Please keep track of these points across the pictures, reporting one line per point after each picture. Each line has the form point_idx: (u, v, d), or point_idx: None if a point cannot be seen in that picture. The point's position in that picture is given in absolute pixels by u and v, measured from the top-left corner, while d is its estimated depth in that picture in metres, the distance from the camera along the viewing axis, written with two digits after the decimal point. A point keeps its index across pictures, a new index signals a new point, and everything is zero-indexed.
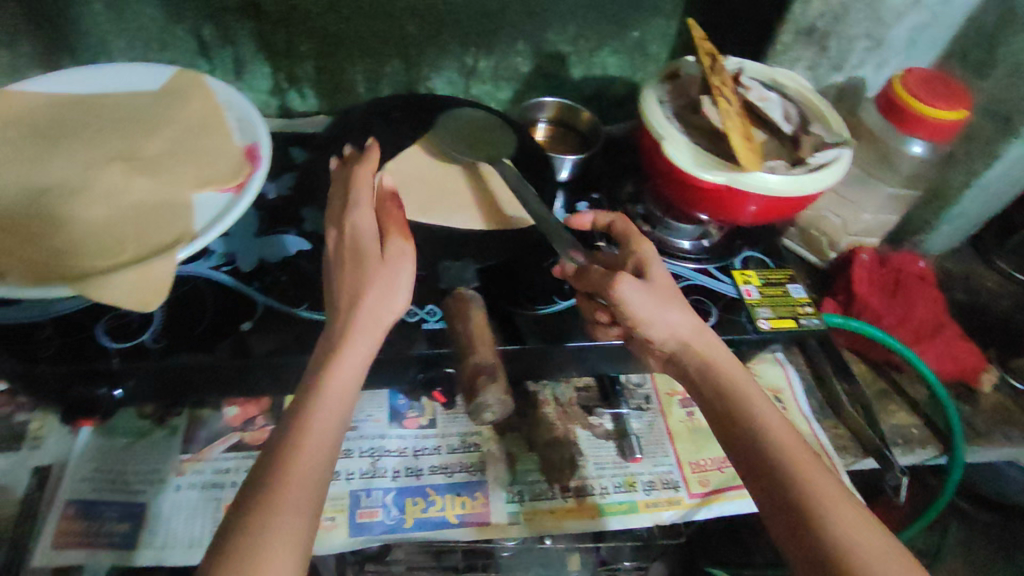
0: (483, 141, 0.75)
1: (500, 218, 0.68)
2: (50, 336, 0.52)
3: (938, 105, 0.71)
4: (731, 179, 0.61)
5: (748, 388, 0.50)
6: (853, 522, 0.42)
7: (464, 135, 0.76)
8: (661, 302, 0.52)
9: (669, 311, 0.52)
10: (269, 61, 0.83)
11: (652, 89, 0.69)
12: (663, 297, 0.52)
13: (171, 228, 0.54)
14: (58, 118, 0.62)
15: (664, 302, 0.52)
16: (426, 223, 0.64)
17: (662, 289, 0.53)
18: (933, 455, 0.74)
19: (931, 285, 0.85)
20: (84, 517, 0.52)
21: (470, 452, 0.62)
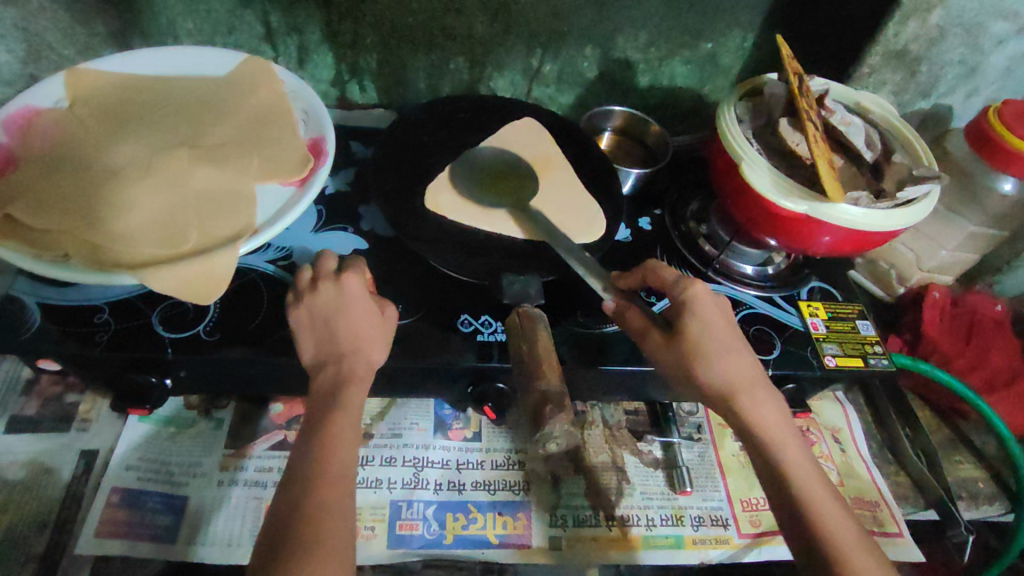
0: (505, 181, 0.67)
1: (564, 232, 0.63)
2: (107, 320, 0.52)
3: None
4: (812, 208, 0.57)
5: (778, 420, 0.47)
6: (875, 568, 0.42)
7: (492, 168, 0.68)
8: (705, 355, 0.48)
9: (715, 364, 0.48)
10: (333, 52, 0.81)
11: (731, 107, 0.66)
12: (710, 347, 0.48)
13: (233, 220, 0.54)
14: (126, 101, 0.62)
15: (709, 355, 0.48)
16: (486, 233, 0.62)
17: (724, 323, 0.49)
18: (999, 513, 0.70)
19: (1008, 330, 0.80)
20: (128, 507, 0.52)
21: (514, 470, 0.60)
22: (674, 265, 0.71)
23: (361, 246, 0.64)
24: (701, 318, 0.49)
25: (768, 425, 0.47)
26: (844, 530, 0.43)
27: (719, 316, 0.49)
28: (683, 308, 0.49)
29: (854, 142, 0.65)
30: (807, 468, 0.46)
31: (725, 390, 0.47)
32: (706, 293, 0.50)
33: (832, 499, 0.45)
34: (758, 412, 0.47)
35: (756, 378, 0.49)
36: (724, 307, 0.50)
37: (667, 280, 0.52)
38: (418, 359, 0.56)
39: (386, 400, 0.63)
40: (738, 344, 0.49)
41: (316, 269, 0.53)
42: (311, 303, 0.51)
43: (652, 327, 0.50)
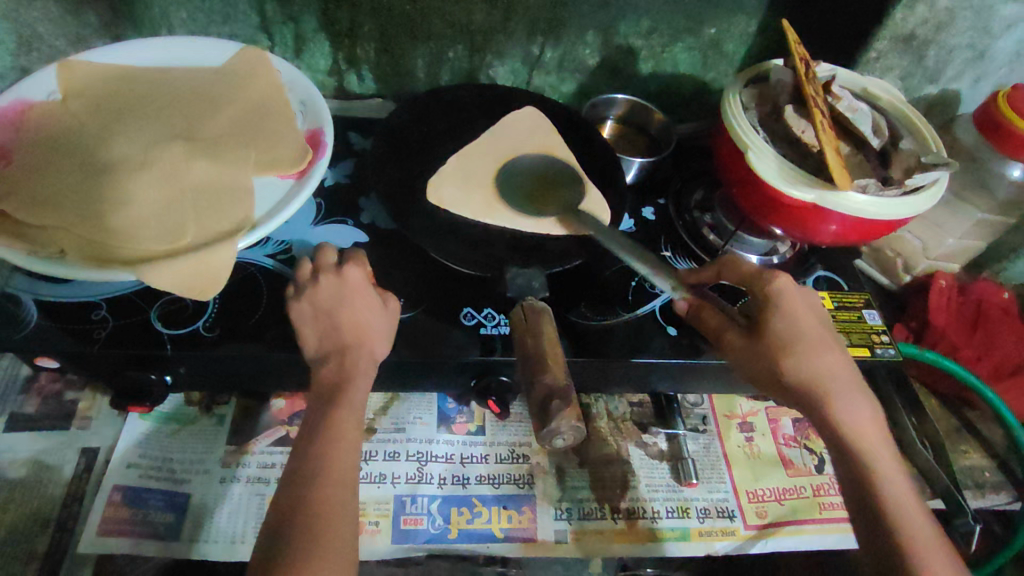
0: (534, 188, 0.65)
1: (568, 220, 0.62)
2: (105, 317, 0.52)
3: None
4: (821, 197, 0.56)
5: (857, 412, 0.47)
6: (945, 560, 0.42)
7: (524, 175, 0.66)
8: (795, 352, 0.47)
9: (805, 360, 0.47)
10: (331, 40, 0.80)
11: (736, 94, 0.65)
12: (797, 344, 0.48)
13: (231, 214, 0.53)
14: (121, 93, 0.61)
15: (801, 353, 0.47)
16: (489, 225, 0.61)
17: (810, 321, 0.49)
18: (1005, 501, 0.70)
19: (1015, 318, 0.79)
20: (130, 505, 0.51)
21: (518, 464, 0.60)
22: (678, 255, 0.70)
23: (362, 238, 0.63)
24: (790, 316, 0.48)
25: (860, 426, 0.46)
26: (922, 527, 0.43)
27: (810, 316, 0.49)
28: (767, 303, 0.49)
29: (861, 129, 0.64)
30: (889, 466, 0.45)
31: (817, 389, 0.47)
32: (795, 291, 0.50)
33: (914, 500, 0.44)
34: (849, 412, 0.46)
35: (852, 379, 0.48)
36: (814, 306, 0.50)
37: (748, 272, 0.51)
38: (421, 354, 0.55)
39: (389, 394, 0.62)
40: (829, 343, 0.49)
41: (316, 262, 0.53)
42: (312, 294, 0.50)
43: (729, 326, 0.50)
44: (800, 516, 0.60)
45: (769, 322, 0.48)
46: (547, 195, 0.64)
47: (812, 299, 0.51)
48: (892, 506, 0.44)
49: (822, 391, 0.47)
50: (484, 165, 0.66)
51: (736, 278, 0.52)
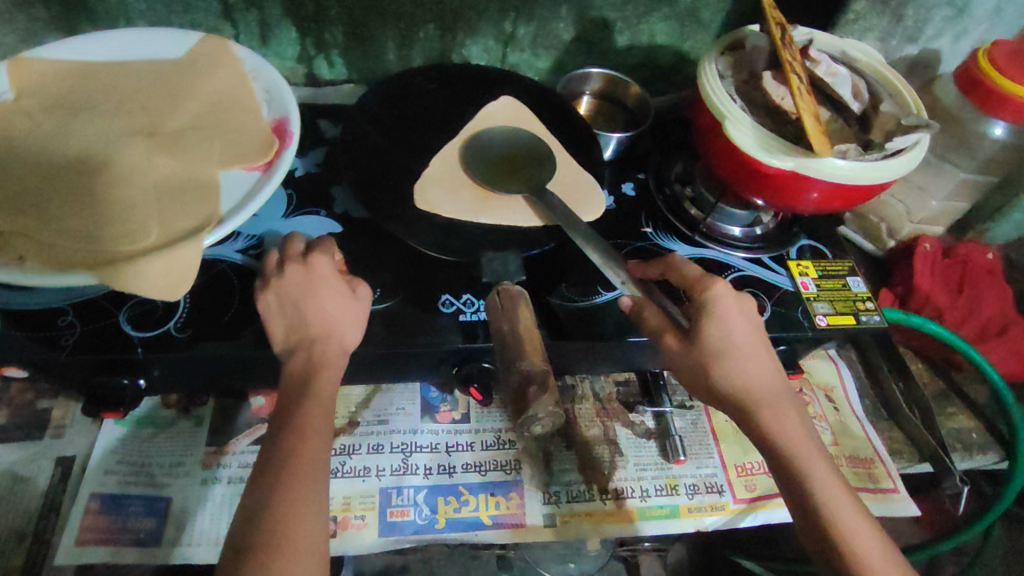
0: (505, 164, 0.64)
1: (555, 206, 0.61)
2: (72, 323, 0.50)
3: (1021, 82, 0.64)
4: (800, 164, 0.55)
5: (784, 418, 0.48)
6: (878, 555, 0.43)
7: (483, 155, 0.65)
8: (728, 360, 0.48)
9: (735, 368, 0.48)
10: (297, 26, 0.77)
11: (712, 62, 0.64)
12: (731, 353, 0.48)
13: (197, 210, 0.52)
14: (78, 89, 0.59)
15: (730, 360, 0.48)
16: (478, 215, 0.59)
17: (743, 328, 0.49)
18: (992, 461, 0.70)
19: (998, 279, 0.79)
20: (108, 513, 0.51)
21: (504, 450, 0.59)
22: (660, 230, 0.69)
23: (335, 228, 0.62)
24: (726, 324, 0.49)
25: (785, 430, 0.47)
26: (859, 526, 0.44)
27: (747, 325, 0.49)
28: (705, 309, 0.49)
29: (840, 93, 0.62)
30: (822, 467, 0.46)
31: (747, 398, 0.48)
32: (732, 297, 0.50)
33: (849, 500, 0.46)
34: (775, 420, 0.47)
35: (777, 387, 0.49)
36: (747, 311, 0.50)
37: (690, 276, 0.51)
38: (399, 344, 0.54)
39: (370, 386, 0.61)
40: (757, 351, 0.49)
41: (283, 251, 0.52)
42: (276, 285, 0.50)
43: (668, 330, 0.49)
44: None
45: (703, 330, 0.48)
46: (526, 167, 0.64)
47: (750, 304, 0.51)
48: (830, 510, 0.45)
49: (752, 402, 0.48)
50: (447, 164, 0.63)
51: (682, 280, 0.52)
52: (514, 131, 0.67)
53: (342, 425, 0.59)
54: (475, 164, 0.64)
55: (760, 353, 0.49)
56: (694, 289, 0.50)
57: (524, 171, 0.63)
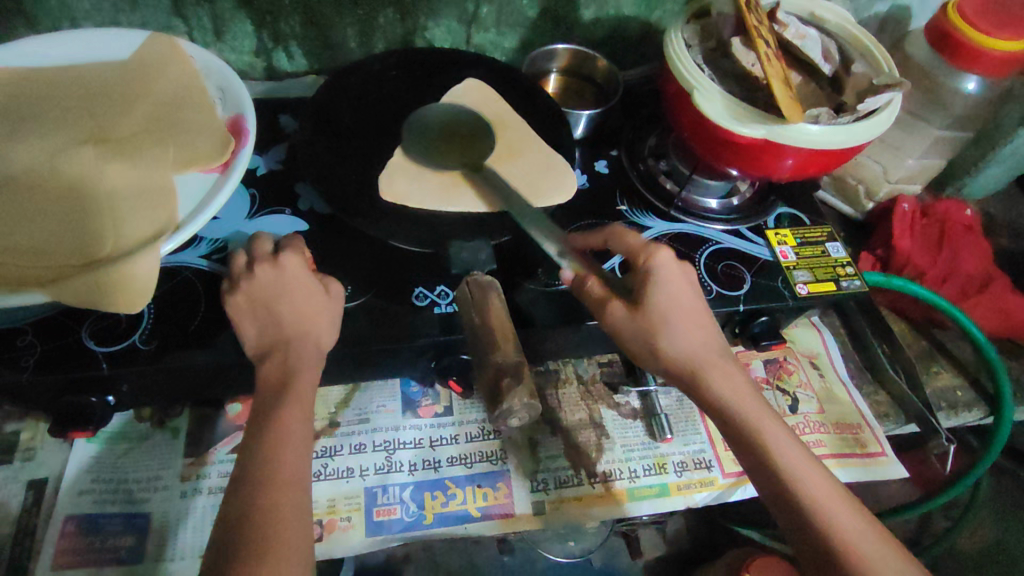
0: (450, 142, 0.64)
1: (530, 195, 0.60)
2: (32, 342, 0.49)
3: (1002, 34, 0.63)
4: (772, 132, 0.54)
5: (731, 378, 0.48)
6: (834, 501, 0.44)
7: (428, 135, 0.64)
8: (670, 327, 0.48)
9: (676, 336, 0.48)
10: (252, 18, 0.74)
11: (679, 31, 0.62)
12: (672, 324, 0.48)
13: (152, 215, 0.50)
14: (21, 97, 0.56)
15: (671, 328, 0.48)
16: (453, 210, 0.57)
17: (683, 294, 0.49)
18: (978, 417, 0.70)
19: (978, 235, 0.79)
20: (86, 533, 0.51)
21: (489, 440, 0.60)
22: (635, 207, 0.68)
23: (302, 226, 0.60)
24: (664, 292, 0.49)
25: (735, 394, 0.47)
26: (810, 470, 0.45)
27: (687, 292, 0.50)
28: (647, 278, 0.49)
29: (809, 56, 0.61)
30: (776, 426, 0.47)
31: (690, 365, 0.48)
32: (673, 265, 0.50)
33: (805, 457, 0.46)
34: (725, 384, 0.48)
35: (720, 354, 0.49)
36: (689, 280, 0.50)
37: (634, 245, 0.52)
38: (375, 340, 0.53)
39: (350, 386, 0.61)
40: (698, 316, 0.49)
41: (247, 254, 0.51)
42: (243, 290, 0.49)
43: (614, 296, 0.49)
44: None
45: (646, 300, 0.48)
46: (476, 140, 0.64)
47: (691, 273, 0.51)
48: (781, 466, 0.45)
49: (696, 369, 0.48)
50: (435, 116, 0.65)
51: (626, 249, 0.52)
52: (456, 109, 0.66)
53: (322, 427, 0.58)
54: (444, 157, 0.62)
55: (701, 317, 0.49)
56: (637, 257, 0.51)
57: (470, 146, 0.63)
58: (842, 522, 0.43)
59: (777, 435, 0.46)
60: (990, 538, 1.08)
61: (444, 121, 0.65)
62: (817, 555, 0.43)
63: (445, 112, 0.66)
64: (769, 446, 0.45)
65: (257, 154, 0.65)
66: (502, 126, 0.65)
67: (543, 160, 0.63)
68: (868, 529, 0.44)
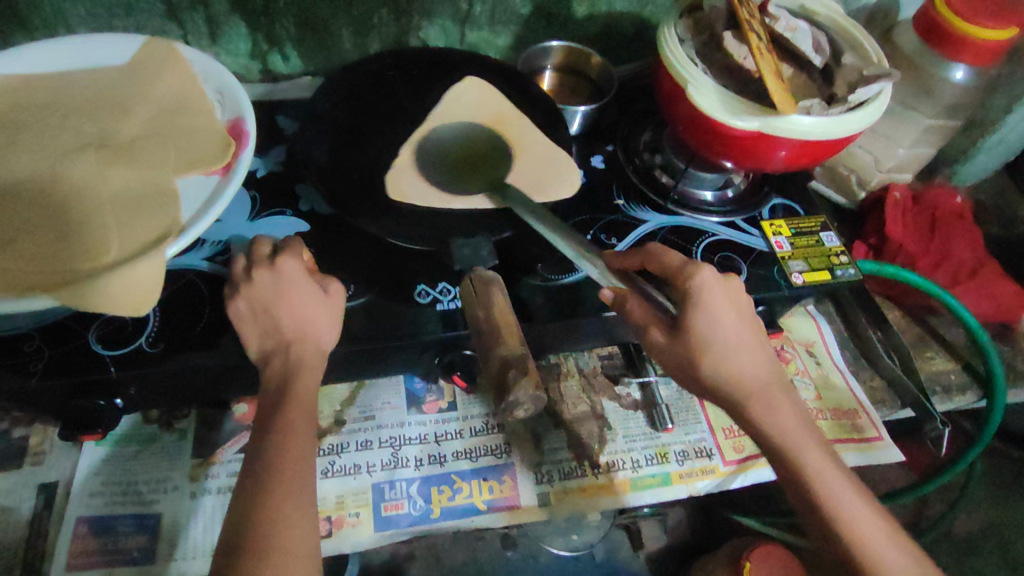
0: (461, 164, 0.63)
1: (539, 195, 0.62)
2: (39, 347, 0.49)
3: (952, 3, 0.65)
4: (765, 125, 0.55)
5: (777, 404, 0.48)
6: (873, 527, 0.46)
7: (441, 157, 0.64)
8: (715, 349, 0.47)
9: (725, 365, 0.47)
10: (247, 21, 0.75)
11: (672, 26, 0.62)
12: (719, 348, 0.47)
13: (156, 219, 0.50)
14: (20, 104, 0.56)
15: (717, 350, 0.47)
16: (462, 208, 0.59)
17: (733, 319, 0.48)
18: (971, 400, 0.72)
19: (968, 221, 0.80)
20: (97, 535, 0.52)
21: (493, 434, 0.60)
22: (632, 201, 0.68)
23: (303, 226, 0.61)
24: (710, 316, 0.47)
25: (782, 425, 0.48)
26: (852, 499, 0.46)
27: (735, 310, 0.48)
28: (692, 302, 0.47)
29: (799, 48, 0.62)
30: (822, 456, 0.47)
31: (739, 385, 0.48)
32: (720, 283, 0.48)
33: (847, 483, 0.47)
34: (771, 415, 0.48)
35: (770, 378, 0.49)
36: (735, 297, 0.49)
37: (671, 266, 0.49)
38: (379, 337, 0.54)
39: (354, 384, 0.61)
40: (747, 334, 0.48)
41: (250, 255, 0.51)
42: (246, 291, 0.49)
43: (653, 323, 0.48)
44: None
45: (689, 327, 0.47)
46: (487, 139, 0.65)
47: (735, 284, 0.49)
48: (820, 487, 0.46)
49: (742, 395, 0.48)
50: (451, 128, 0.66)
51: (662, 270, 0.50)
52: (467, 105, 0.67)
53: (328, 425, 0.59)
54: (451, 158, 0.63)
55: (747, 333, 0.48)
56: (678, 279, 0.48)
57: (479, 169, 0.63)
58: (883, 550, 0.45)
59: (820, 461, 0.47)
60: (985, 520, 1.10)
61: (451, 146, 0.65)
62: (848, 568, 0.46)
63: (455, 135, 0.66)
64: (812, 477, 0.46)
65: (256, 156, 0.66)
66: (503, 125, 0.66)
67: (545, 147, 0.65)
68: (897, 542, 0.46)
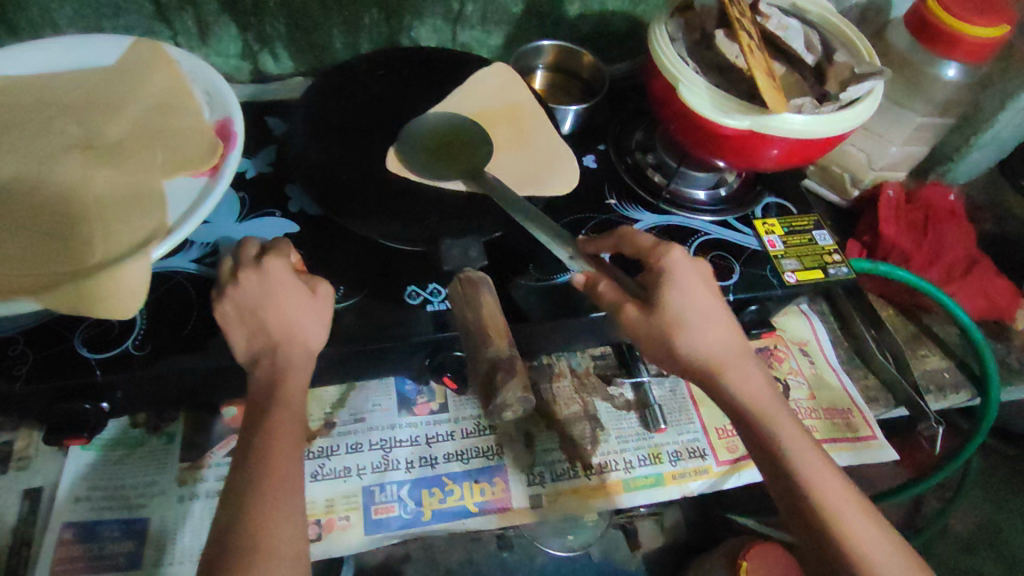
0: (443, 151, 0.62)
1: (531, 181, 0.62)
2: (24, 351, 0.49)
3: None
4: (756, 123, 0.54)
5: (747, 375, 0.49)
6: (843, 501, 0.45)
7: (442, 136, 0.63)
8: (687, 324, 0.48)
9: (694, 334, 0.48)
10: (236, 22, 0.74)
11: (663, 24, 0.62)
12: (689, 315, 0.48)
13: (142, 221, 0.50)
14: (6, 106, 0.56)
15: (689, 326, 0.48)
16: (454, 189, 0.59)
17: (704, 292, 0.49)
18: (966, 398, 0.71)
19: (962, 219, 0.80)
20: (84, 540, 0.52)
21: (485, 436, 0.60)
22: (624, 201, 0.67)
23: (292, 228, 0.60)
24: (677, 292, 0.48)
25: (750, 394, 0.48)
26: (822, 471, 0.46)
27: (699, 289, 0.49)
28: (661, 279, 0.49)
29: (791, 46, 0.62)
30: (791, 429, 0.47)
31: (712, 359, 0.48)
32: (686, 263, 0.50)
33: (818, 456, 0.47)
34: (740, 384, 0.48)
35: (739, 350, 0.49)
36: (705, 278, 0.50)
37: (642, 245, 0.51)
38: (368, 338, 0.53)
39: (344, 385, 0.61)
40: (717, 312, 0.49)
41: (237, 257, 0.51)
42: (232, 294, 0.49)
43: (627, 300, 0.49)
44: None
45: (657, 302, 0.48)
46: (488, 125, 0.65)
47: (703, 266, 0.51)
48: (795, 466, 0.46)
49: (713, 365, 0.48)
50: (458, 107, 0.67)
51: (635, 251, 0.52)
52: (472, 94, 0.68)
53: (318, 427, 0.59)
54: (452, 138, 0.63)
55: (716, 312, 0.49)
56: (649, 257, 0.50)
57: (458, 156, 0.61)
58: (851, 523, 0.44)
59: (787, 430, 0.47)
60: (980, 518, 1.10)
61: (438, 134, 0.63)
62: (817, 542, 0.44)
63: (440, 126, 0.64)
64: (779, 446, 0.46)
65: (245, 157, 0.65)
66: (517, 113, 0.67)
67: (547, 145, 0.65)
68: (875, 528, 0.45)
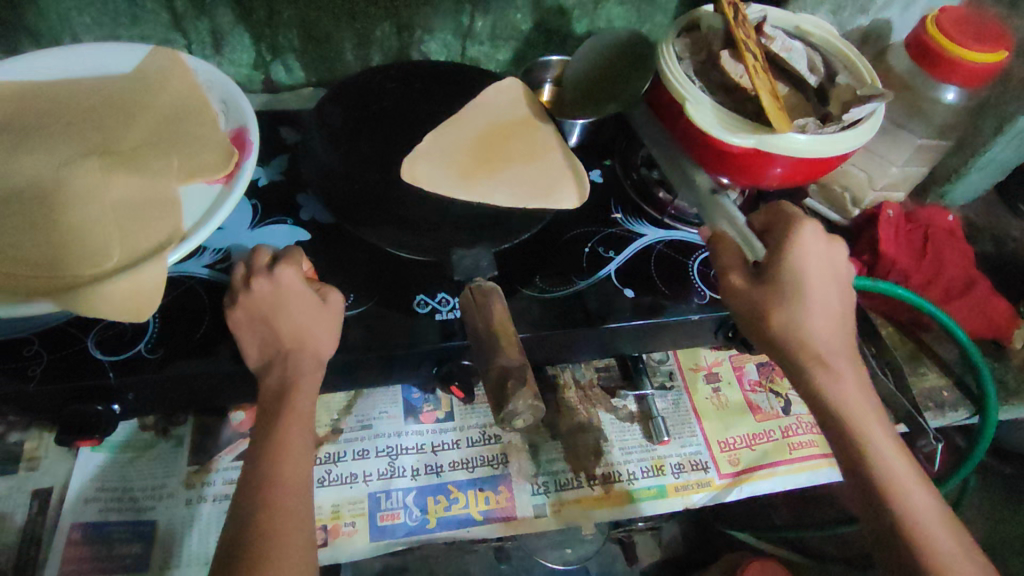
0: (598, 85, 0.75)
1: (542, 192, 0.63)
2: (38, 352, 0.49)
3: (938, 21, 0.68)
4: (761, 141, 0.55)
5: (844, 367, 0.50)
6: (919, 500, 0.47)
7: (460, 146, 0.65)
8: (796, 307, 0.49)
9: (804, 319, 0.50)
10: (250, 32, 0.75)
11: (669, 44, 0.63)
12: (806, 300, 0.50)
13: (158, 228, 0.50)
14: (27, 112, 0.57)
15: (799, 312, 0.49)
16: (467, 201, 0.61)
17: (823, 274, 0.51)
18: (965, 416, 0.72)
19: (960, 239, 0.81)
20: (91, 542, 0.52)
21: (490, 445, 0.61)
22: (629, 216, 0.68)
23: (303, 237, 0.61)
24: (797, 269, 0.50)
25: (844, 388, 0.50)
26: (901, 472, 0.48)
27: (824, 274, 0.51)
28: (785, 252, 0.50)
29: (794, 68, 0.63)
30: (875, 423, 0.49)
31: (821, 350, 0.50)
32: (814, 242, 0.51)
33: (899, 455, 0.48)
34: (836, 377, 0.50)
35: (840, 344, 0.51)
36: (831, 260, 0.51)
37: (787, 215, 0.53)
38: (377, 346, 0.54)
39: (352, 392, 0.62)
40: (831, 305, 0.51)
41: (249, 265, 0.52)
42: (245, 301, 0.49)
43: (735, 268, 0.52)
44: (771, 458, 0.62)
45: (774, 274, 0.50)
46: (511, 131, 0.67)
47: (833, 247, 0.52)
48: (881, 466, 0.47)
49: (816, 352, 0.50)
50: (473, 122, 0.67)
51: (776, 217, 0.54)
52: (501, 101, 0.70)
53: (325, 433, 0.60)
54: (468, 148, 0.65)
55: (834, 303, 0.51)
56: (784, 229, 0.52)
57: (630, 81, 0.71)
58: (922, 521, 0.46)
59: (874, 425, 0.49)
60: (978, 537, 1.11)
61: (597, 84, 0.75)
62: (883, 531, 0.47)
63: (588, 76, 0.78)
64: (865, 439, 0.48)
65: (258, 165, 0.67)
66: (530, 129, 0.68)
67: (568, 156, 0.67)
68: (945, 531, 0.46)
